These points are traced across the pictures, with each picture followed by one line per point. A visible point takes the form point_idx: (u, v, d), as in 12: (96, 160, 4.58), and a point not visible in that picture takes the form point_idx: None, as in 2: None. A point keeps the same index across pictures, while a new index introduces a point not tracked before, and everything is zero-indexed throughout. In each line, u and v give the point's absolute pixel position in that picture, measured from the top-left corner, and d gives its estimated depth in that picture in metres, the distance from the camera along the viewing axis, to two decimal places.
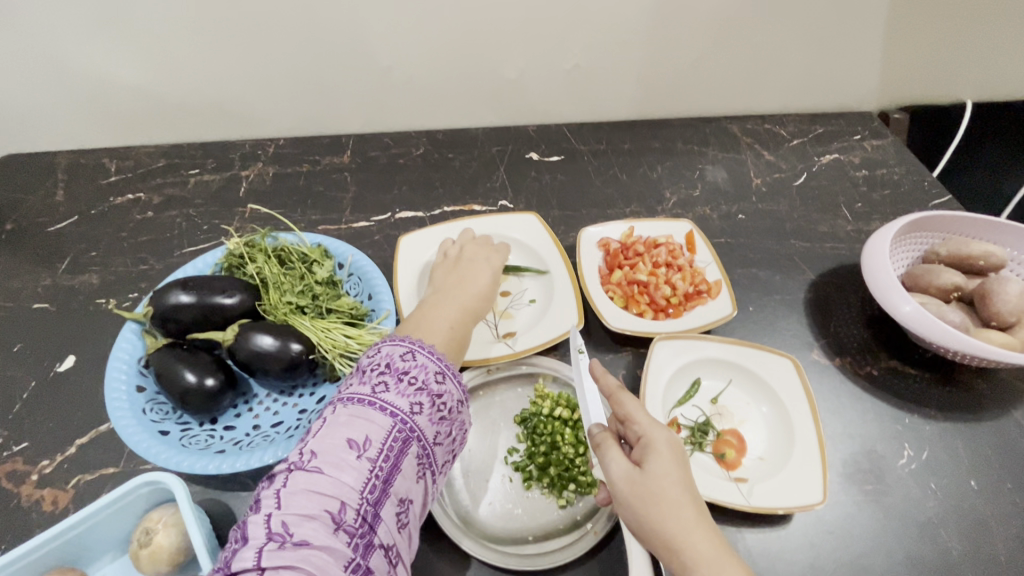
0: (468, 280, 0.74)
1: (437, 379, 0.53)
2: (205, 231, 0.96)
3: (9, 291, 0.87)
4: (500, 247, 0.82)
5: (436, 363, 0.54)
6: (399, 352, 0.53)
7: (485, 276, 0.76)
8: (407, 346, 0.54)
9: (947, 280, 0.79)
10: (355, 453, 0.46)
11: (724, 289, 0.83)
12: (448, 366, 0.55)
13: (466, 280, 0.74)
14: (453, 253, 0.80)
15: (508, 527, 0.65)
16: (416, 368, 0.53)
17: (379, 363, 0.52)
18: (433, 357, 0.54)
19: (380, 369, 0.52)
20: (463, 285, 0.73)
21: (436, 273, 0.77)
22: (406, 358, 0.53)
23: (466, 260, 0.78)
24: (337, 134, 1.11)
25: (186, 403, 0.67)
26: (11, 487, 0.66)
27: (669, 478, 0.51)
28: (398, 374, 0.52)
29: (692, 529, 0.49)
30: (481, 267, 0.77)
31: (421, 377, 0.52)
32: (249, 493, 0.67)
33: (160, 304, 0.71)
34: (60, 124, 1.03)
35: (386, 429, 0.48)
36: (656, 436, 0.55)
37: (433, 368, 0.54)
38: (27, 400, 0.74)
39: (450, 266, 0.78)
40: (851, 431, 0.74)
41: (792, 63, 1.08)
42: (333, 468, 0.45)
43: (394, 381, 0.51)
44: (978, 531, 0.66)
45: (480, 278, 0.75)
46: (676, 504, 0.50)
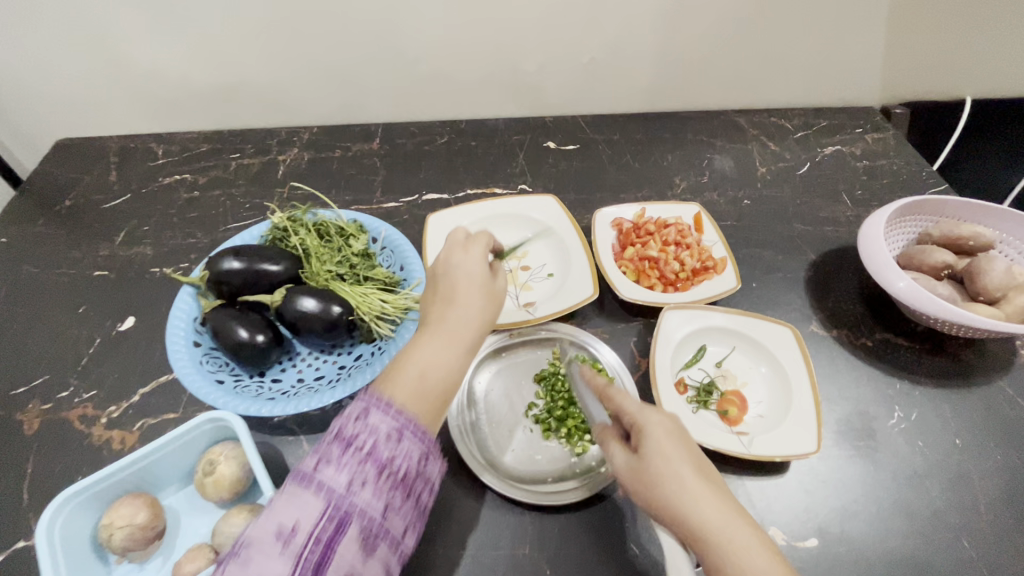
0: (449, 301, 0.60)
1: (389, 440, 0.48)
2: (247, 208, 1.03)
3: (71, 259, 0.95)
4: (480, 248, 0.64)
5: (391, 423, 0.49)
6: (350, 414, 0.49)
7: (469, 291, 0.61)
8: (360, 404, 0.49)
9: (938, 258, 0.85)
10: (282, 544, 0.42)
11: (730, 265, 0.89)
12: (407, 423, 0.49)
13: (445, 303, 0.60)
14: (437, 269, 0.64)
15: (529, 469, 0.71)
16: (365, 433, 0.47)
17: (328, 430, 0.48)
18: (387, 416, 0.49)
19: (327, 438, 0.47)
20: (441, 310, 0.59)
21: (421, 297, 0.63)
22: (357, 420, 0.48)
23: (444, 276, 0.62)
24: (367, 123, 1.18)
25: (239, 356, 0.75)
26: (84, 428, 0.74)
27: (667, 462, 0.53)
28: (344, 442, 0.47)
29: (703, 500, 0.50)
30: (462, 280, 0.61)
31: (369, 443, 0.47)
32: (296, 437, 0.75)
33: (215, 268, 0.78)
34: (113, 111, 1.12)
35: (321, 512, 0.44)
36: (646, 420, 0.56)
37: (386, 429, 0.48)
38: (93, 355, 0.82)
39: (428, 287, 0.64)
40: (846, 395, 0.80)
41: (796, 60, 1.14)
42: (258, 563, 0.41)
43: (338, 451, 0.46)
44: (961, 483, 0.72)
45: (461, 296, 0.60)
46: (680, 483, 0.51)
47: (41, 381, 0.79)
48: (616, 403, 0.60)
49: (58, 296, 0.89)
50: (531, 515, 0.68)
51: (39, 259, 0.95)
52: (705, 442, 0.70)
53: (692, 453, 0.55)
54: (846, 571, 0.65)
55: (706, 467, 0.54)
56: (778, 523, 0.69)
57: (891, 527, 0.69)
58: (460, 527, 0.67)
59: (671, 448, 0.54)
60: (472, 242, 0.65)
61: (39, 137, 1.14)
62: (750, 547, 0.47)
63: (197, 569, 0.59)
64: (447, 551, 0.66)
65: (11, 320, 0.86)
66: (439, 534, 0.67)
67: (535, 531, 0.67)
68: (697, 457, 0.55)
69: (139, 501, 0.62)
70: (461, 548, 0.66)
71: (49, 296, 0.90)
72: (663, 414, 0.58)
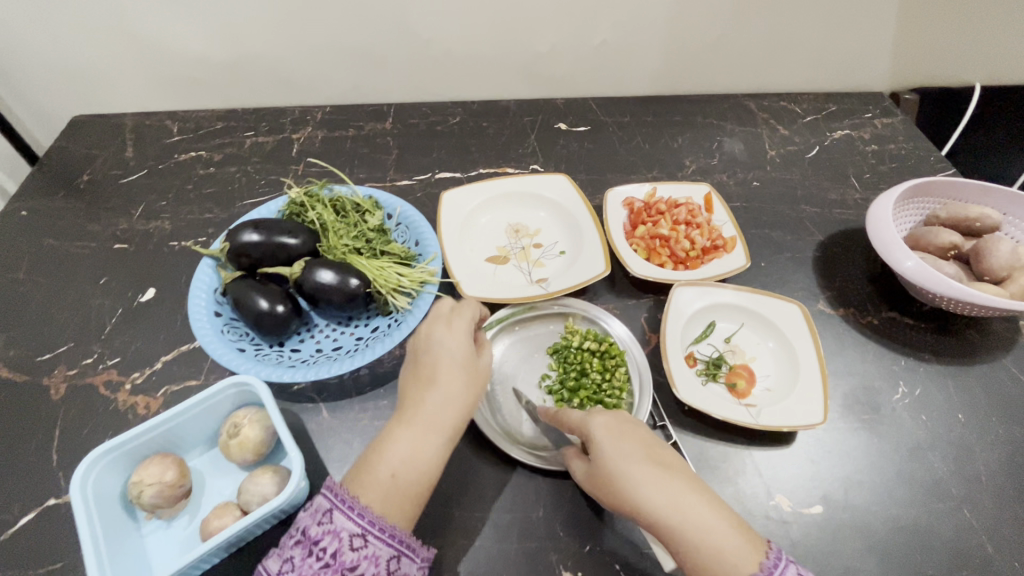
0: (425, 386, 0.61)
1: (352, 545, 0.52)
2: (263, 185, 1.05)
3: (91, 232, 0.97)
4: (461, 329, 0.65)
5: (355, 525, 0.53)
6: (318, 515, 0.54)
7: (448, 376, 0.61)
8: (327, 505, 0.54)
9: (945, 239, 0.86)
10: None
11: (739, 244, 0.90)
12: (371, 524, 0.53)
13: (422, 387, 0.61)
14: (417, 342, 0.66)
15: (543, 437, 0.73)
16: (328, 537, 0.52)
17: (298, 529, 0.54)
18: (350, 519, 0.53)
19: (296, 538, 0.53)
20: (418, 396, 0.60)
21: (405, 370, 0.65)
22: (323, 522, 0.53)
23: (425, 352, 0.64)
24: (379, 103, 1.19)
25: (259, 325, 0.76)
26: (109, 393, 0.77)
27: (615, 465, 0.57)
28: (309, 546, 0.52)
29: (653, 490, 0.54)
30: (441, 364, 0.62)
31: (329, 549, 0.52)
32: (315, 405, 0.77)
33: (234, 241, 0.79)
34: (128, 88, 1.12)
35: None
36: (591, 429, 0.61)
37: (350, 532, 0.53)
38: (115, 325, 0.84)
39: (410, 365, 0.65)
40: (852, 370, 0.82)
41: (807, 44, 1.14)
42: None
43: (302, 556, 0.52)
44: (961, 455, 0.74)
45: (439, 382, 0.61)
46: (632, 478, 0.56)
47: (66, 349, 0.82)
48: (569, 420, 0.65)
49: (80, 268, 0.92)
50: (543, 481, 0.71)
51: (59, 232, 0.97)
52: (714, 413, 0.73)
53: (642, 448, 0.58)
54: (848, 535, 0.68)
55: (658, 455, 0.58)
56: (784, 490, 0.71)
57: (893, 496, 0.71)
58: (476, 490, 0.70)
59: (618, 448, 0.58)
60: (454, 322, 0.66)
61: (56, 113, 1.16)
62: (700, 528, 0.52)
63: (224, 524, 0.62)
64: (464, 513, 0.68)
65: (35, 290, 0.88)
66: (455, 496, 0.69)
67: (548, 495, 0.70)
68: (648, 449, 0.59)
69: (167, 461, 0.64)
70: (477, 510, 0.68)
71: (71, 267, 0.92)
72: (606, 421, 0.61)
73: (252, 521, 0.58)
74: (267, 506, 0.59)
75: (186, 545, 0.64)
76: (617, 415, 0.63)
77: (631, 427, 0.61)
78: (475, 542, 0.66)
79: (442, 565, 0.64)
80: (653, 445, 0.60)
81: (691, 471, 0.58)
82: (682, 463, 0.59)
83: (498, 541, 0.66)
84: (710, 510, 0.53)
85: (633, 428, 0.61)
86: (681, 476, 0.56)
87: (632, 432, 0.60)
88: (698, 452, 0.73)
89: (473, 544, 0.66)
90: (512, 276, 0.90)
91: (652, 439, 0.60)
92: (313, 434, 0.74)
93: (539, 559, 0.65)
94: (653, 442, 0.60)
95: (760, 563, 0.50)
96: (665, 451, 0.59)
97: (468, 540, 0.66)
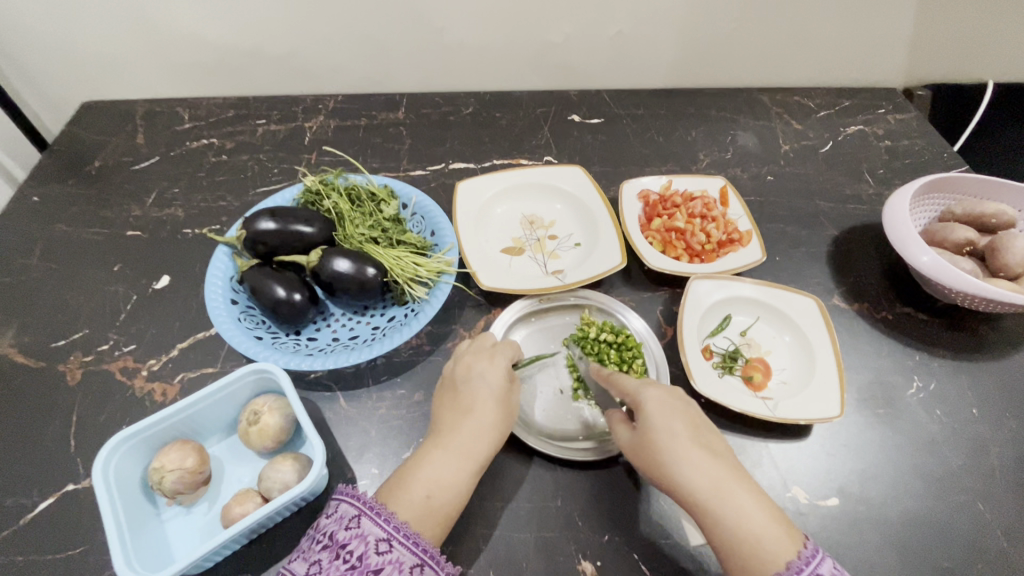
0: (465, 415, 0.64)
1: (376, 549, 0.53)
2: (276, 173, 1.04)
3: (103, 219, 0.96)
4: (503, 363, 0.69)
5: (382, 529, 0.55)
6: (347, 518, 0.55)
7: (486, 406, 0.64)
8: (355, 509, 0.56)
9: (960, 235, 0.86)
10: None
11: (755, 238, 0.90)
12: (396, 529, 0.55)
13: (462, 415, 0.64)
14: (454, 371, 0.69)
15: (560, 428, 0.74)
16: (355, 541, 0.54)
17: (325, 533, 0.55)
18: (377, 523, 0.55)
19: (323, 543, 0.54)
20: (457, 422, 0.63)
21: (439, 396, 0.68)
22: (350, 526, 0.55)
23: (463, 384, 0.67)
24: (392, 92, 1.18)
25: (277, 313, 0.76)
26: (125, 380, 0.77)
27: (663, 441, 0.59)
28: (336, 549, 0.53)
29: (699, 473, 0.57)
30: (481, 394, 0.65)
31: (357, 552, 0.53)
32: (332, 393, 0.77)
33: (251, 228, 0.79)
34: (139, 74, 1.11)
35: None
36: (644, 404, 0.63)
37: (377, 536, 0.54)
38: (131, 311, 0.84)
39: (449, 392, 0.67)
40: (867, 364, 0.82)
41: (823, 39, 1.14)
42: None
43: (329, 558, 0.53)
44: (976, 449, 0.75)
45: (478, 411, 0.64)
46: (680, 455, 0.58)
47: (81, 335, 0.82)
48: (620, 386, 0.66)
49: (93, 254, 0.91)
50: (562, 471, 0.71)
51: (71, 218, 0.96)
52: (731, 405, 0.73)
53: (691, 428, 0.61)
54: (864, 528, 0.68)
55: (704, 437, 0.60)
56: (801, 483, 0.71)
57: (908, 489, 0.71)
58: (494, 479, 0.70)
59: (668, 424, 0.60)
60: (496, 355, 0.69)
61: (65, 99, 1.15)
62: (738, 513, 0.54)
63: (246, 511, 0.62)
64: (483, 501, 0.68)
65: (49, 277, 0.88)
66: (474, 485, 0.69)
67: (566, 485, 0.70)
68: (695, 430, 0.61)
69: (188, 448, 0.64)
70: (495, 499, 0.69)
71: (84, 253, 0.91)
72: (658, 395, 0.63)
73: (275, 507, 0.58)
74: (290, 492, 0.59)
75: (207, 531, 0.64)
76: (669, 391, 0.65)
77: (681, 405, 0.63)
78: (495, 530, 0.67)
79: (462, 553, 0.65)
80: (700, 426, 0.62)
81: (735, 457, 0.60)
82: (726, 448, 0.61)
83: (517, 530, 0.67)
84: (752, 497, 0.55)
85: (682, 406, 0.63)
86: (727, 462, 0.58)
87: (682, 411, 0.62)
88: None
89: (492, 532, 0.66)
90: (528, 268, 0.90)
91: (700, 421, 0.62)
92: (331, 422, 0.74)
93: (558, 548, 0.66)
94: (700, 424, 0.62)
95: (795, 553, 0.52)
96: (711, 435, 0.61)
97: (488, 528, 0.67)
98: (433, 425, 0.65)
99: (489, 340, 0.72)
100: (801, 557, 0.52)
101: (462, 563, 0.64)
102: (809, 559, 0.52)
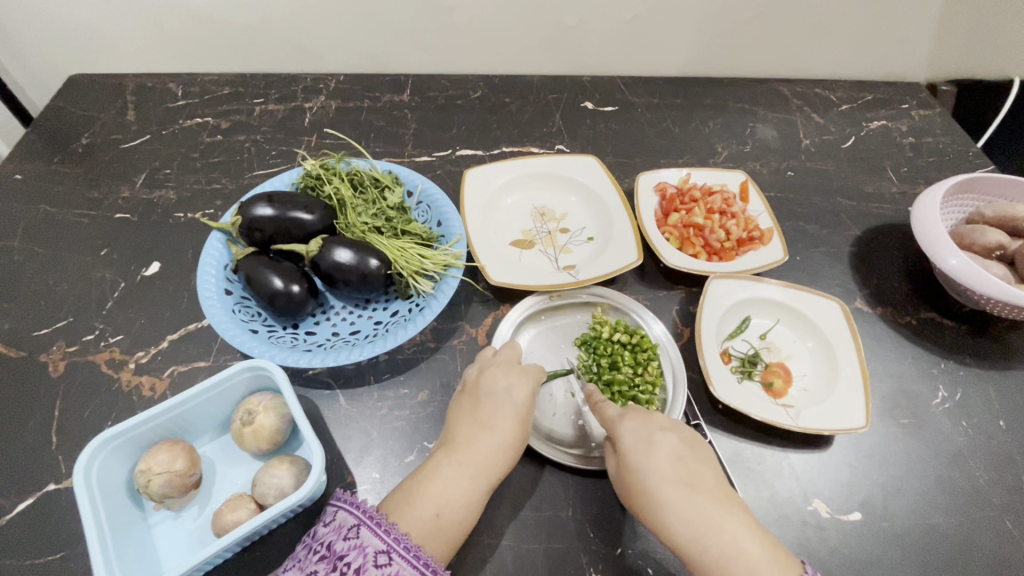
0: (485, 429, 0.61)
1: (376, 562, 0.50)
2: (274, 156, 0.99)
3: (90, 200, 0.91)
4: (531, 379, 0.66)
5: (382, 541, 0.51)
6: (346, 527, 0.52)
7: (507, 422, 0.62)
8: (355, 519, 0.52)
9: (991, 238, 0.81)
10: None
11: (776, 236, 0.86)
12: (397, 541, 0.51)
13: (481, 428, 0.61)
14: (474, 380, 0.67)
15: (571, 434, 0.70)
16: (354, 552, 0.50)
17: (321, 543, 0.51)
18: (378, 534, 0.51)
19: (319, 554, 0.50)
20: (474, 436, 0.61)
21: (457, 404, 0.66)
22: (349, 536, 0.51)
23: (486, 395, 0.64)
24: (396, 73, 1.12)
25: (273, 306, 0.72)
26: (111, 373, 0.73)
27: (645, 481, 0.58)
28: (333, 561, 0.49)
29: (681, 515, 0.55)
30: (503, 409, 0.63)
31: (354, 564, 0.49)
32: (331, 391, 0.73)
33: (246, 214, 0.74)
34: (128, 47, 1.05)
35: None
36: (625, 438, 0.61)
37: (376, 548, 0.51)
38: (118, 299, 0.80)
39: (468, 401, 0.65)
40: (890, 372, 0.79)
41: (850, 28, 1.08)
42: None
43: (326, 570, 0.49)
44: (1003, 463, 0.72)
45: (499, 427, 0.61)
46: (658, 497, 0.56)
47: (65, 323, 0.77)
48: (603, 417, 0.65)
49: (78, 237, 0.86)
50: (574, 479, 0.67)
51: (56, 198, 0.91)
52: (751, 413, 0.69)
53: (672, 463, 0.58)
54: (888, 544, 0.66)
55: (687, 471, 0.58)
56: (821, 495, 0.69)
57: (932, 504, 0.69)
58: (502, 486, 0.67)
59: (646, 461, 0.58)
60: (526, 371, 0.67)
61: (50, 72, 1.08)
62: (724, 558, 0.52)
63: (239, 519, 0.58)
64: (490, 510, 0.65)
65: (32, 260, 0.83)
66: None
67: (578, 492, 0.67)
68: (677, 465, 0.58)
69: (177, 449, 0.60)
70: (504, 507, 0.65)
71: (69, 236, 0.86)
72: (636, 427, 0.62)
73: (269, 517, 0.54)
74: (286, 501, 0.55)
75: (197, 537, 0.60)
76: (649, 421, 0.63)
77: (663, 434, 0.61)
78: (503, 541, 0.63)
79: (468, 564, 0.62)
80: (684, 457, 0.59)
81: (725, 489, 0.57)
82: (715, 479, 0.58)
83: (527, 540, 0.64)
84: (744, 539, 0.53)
85: (664, 436, 0.61)
86: (711, 498, 0.56)
87: (663, 442, 0.60)
88: (732, 453, 0.71)
89: (500, 542, 0.63)
90: (538, 262, 0.86)
91: (685, 452, 0.60)
92: (330, 422, 0.71)
93: (570, 561, 0.62)
94: (684, 455, 0.59)
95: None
96: (697, 466, 0.59)
97: (495, 538, 0.63)
98: (447, 436, 0.63)
99: (515, 350, 0.70)
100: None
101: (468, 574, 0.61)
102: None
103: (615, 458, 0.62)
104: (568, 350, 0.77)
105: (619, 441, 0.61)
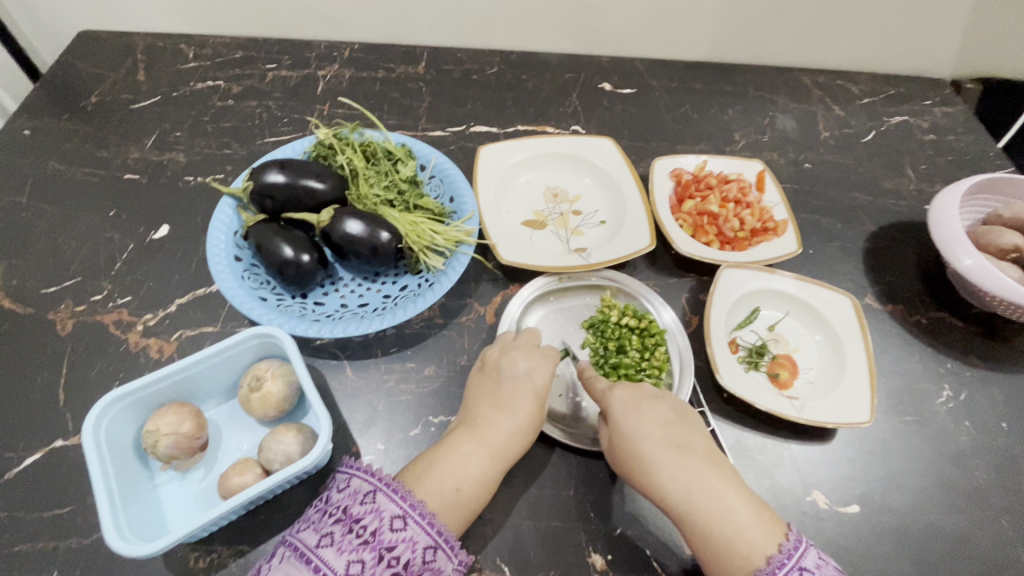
0: (505, 411, 0.61)
1: (391, 526, 0.50)
2: (285, 124, 0.98)
3: (100, 159, 0.90)
4: (551, 362, 0.67)
5: (398, 506, 0.52)
6: (363, 491, 0.52)
7: (527, 405, 0.62)
8: (372, 484, 0.52)
9: (1007, 240, 0.78)
10: None
11: (791, 228, 0.85)
12: (413, 507, 0.52)
13: (501, 411, 0.62)
14: (492, 358, 0.68)
15: (575, 416, 0.71)
16: (370, 515, 0.51)
17: (337, 506, 0.51)
18: (395, 499, 0.52)
19: (335, 516, 0.51)
20: (494, 417, 0.61)
21: (475, 384, 0.66)
22: (365, 501, 0.51)
23: (505, 377, 0.64)
24: (411, 45, 1.10)
25: (282, 274, 0.71)
26: (119, 333, 0.73)
27: (635, 444, 0.60)
28: (349, 523, 0.50)
29: (671, 475, 0.57)
30: (523, 390, 0.63)
31: (371, 527, 0.50)
32: (339, 362, 0.73)
33: (257, 180, 0.73)
34: (139, 5, 1.02)
35: None
36: (613, 405, 0.63)
37: (392, 513, 0.51)
38: (127, 261, 0.79)
39: (488, 381, 0.65)
40: (897, 369, 0.79)
41: (877, 20, 1.05)
42: None
43: (342, 532, 0.49)
44: (1003, 464, 0.72)
45: (519, 409, 0.62)
46: (649, 459, 0.59)
47: (73, 282, 0.77)
48: (592, 389, 0.67)
49: (87, 196, 0.86)
50: (578, 460, 0.68)
51: (65, 156, 0.90)
52: (758, 404, 0.69)
53: (660, 429, 0.61)
54: (884, 537, 0.66)
55: (676, 436, 0.61)
56: (821, 487, 0.69)
57: (930, 500, 0.69)
58: None
59: (637, 426, 0.60)
60: (545, 355, 0.67)
61: (60, 28, 1.06)
62: (713, 515, 0.55)
63: (245, 482, 0.58)
64: None
65: (40, 217, 0.83)
66: None
67: (581, 473, 0.67)
68: (666, 430, 0.61)
69: (183, 411, 0.60)
70: (508, 484, 0.66)
71: (77, 195, 0.86)
72: (625, 396, 0.63)
73: (276, 481, 0.55)
74: (294, 467, 0.55)
75: (203, 499, 0.61)
76: (637, 390, 0.64)
77: (651, 402, 0.63)
78: (506, 517, 0.64)
79: (470, 537, 0.62)
80: (672, 423, 0.62)
81: (711, 453, 0.60)
82: (703, 444, 0.61)
83: (529, 517, 0.64)
84: (735, 498, 0.56)
85: (652, 404, 0.63)
86: (700, 462, 0.58)
87: (652, 410, 0.62)
88: (734, 441, 0.71)
89: (502, 518, 0.64)
90: (549, 243, 0.85)
91: (673, 417, 0.62)
92: (337, 393, 0.71)
93: (570, 540, 0.63)
94: (673, 423, 0.62)
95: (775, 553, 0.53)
96: (685, 431, 0.61)
97: (497, 514, 0.64)
98: (465, 413, 0.64)
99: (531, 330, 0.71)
100: (780, 554, 0.52)
101: (470, 546, 0.62)
102: (787, 553, 0.52)
103: (605, 427, 0.64)
104: (577, 334, 0.77)
105: (608, 409, 0.63)
